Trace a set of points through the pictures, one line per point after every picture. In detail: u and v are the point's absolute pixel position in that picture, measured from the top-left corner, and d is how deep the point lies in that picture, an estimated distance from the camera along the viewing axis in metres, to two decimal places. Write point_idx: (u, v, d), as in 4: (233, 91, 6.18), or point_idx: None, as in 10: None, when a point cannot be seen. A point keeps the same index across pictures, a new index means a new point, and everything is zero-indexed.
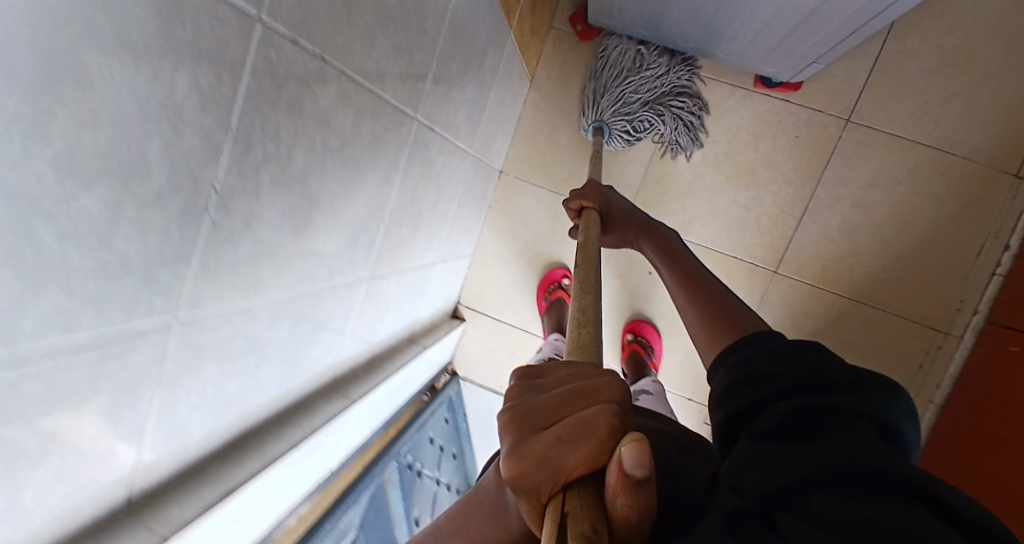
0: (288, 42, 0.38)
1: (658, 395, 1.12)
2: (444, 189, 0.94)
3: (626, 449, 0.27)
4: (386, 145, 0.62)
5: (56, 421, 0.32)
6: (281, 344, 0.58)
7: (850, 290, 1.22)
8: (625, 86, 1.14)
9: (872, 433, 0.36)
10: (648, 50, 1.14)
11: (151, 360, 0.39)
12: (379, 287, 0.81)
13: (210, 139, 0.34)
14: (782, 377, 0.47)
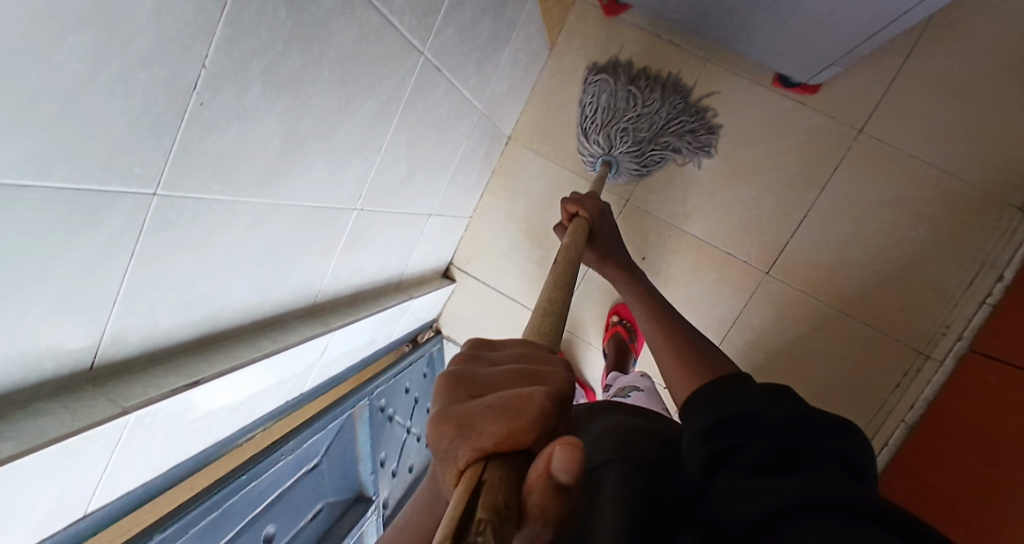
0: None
1: (649, 394, 1.03)
2: (448, 139, 0.95)
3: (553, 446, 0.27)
4: (387, 72, 0.62)
5: (20, 267, 0.32)
6: (262, 253, 0.58)
7: (838, 300, 1.21)
8: (621, 124, 1.13)
9: (843, 476, 0.37)
10: (639, 88, 1.12)
11: (127, 227, 0.39)
12: (370, 221, 0.82)
13: (204, 12, 0.34)
14: (756, 418, 0.47)
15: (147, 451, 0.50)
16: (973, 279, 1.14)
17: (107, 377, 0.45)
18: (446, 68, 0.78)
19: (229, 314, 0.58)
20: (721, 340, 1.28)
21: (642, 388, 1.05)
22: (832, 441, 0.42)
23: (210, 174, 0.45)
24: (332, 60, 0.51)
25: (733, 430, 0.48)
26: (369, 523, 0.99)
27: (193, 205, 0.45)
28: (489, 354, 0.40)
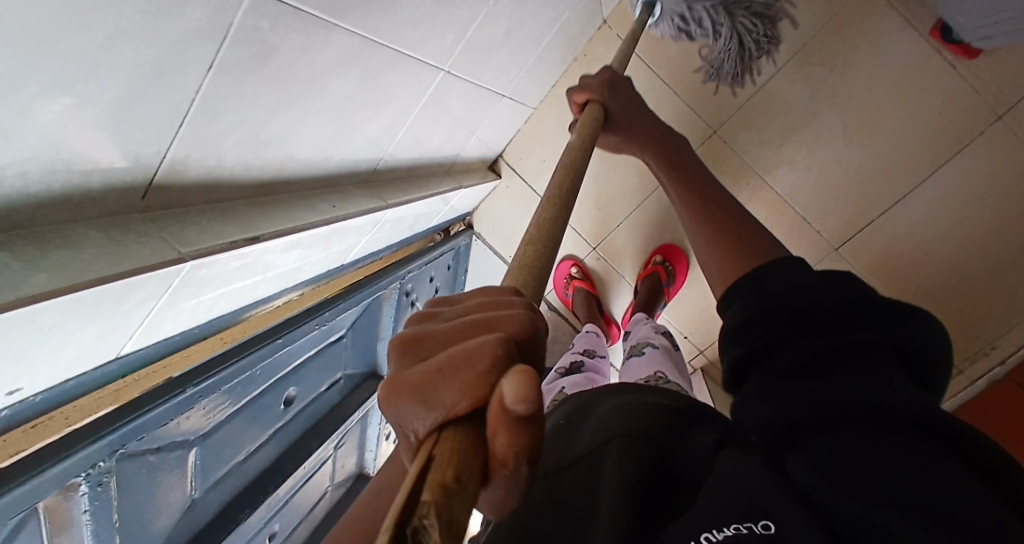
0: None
1: (664, 351, 0.97)
2: (552, 7, 0.78)
3: (511, 380, 0.17)
4: None
5: (75, 42, 0.22)
6: (345, 101, 0.48)
7: (899, 294, 1.14)
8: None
9: (894, 375, 0.33)
10: None
11: (209, 25, 0.29)
12: (450, 90, 0.69)
13: None
14: (803, 314, 0.41)
15: (190, 301, 0.44)
16: None
17: (159, 213, 0.37)
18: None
19: (295, 164, 0.49)
20: None
21: (658, 344, 1.00)
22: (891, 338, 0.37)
23: None
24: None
25: (769, 325, 0.43)
26: (376, 399, 0.99)
27: (290, 16, 0.34)
28: (444, 307, 0.25)
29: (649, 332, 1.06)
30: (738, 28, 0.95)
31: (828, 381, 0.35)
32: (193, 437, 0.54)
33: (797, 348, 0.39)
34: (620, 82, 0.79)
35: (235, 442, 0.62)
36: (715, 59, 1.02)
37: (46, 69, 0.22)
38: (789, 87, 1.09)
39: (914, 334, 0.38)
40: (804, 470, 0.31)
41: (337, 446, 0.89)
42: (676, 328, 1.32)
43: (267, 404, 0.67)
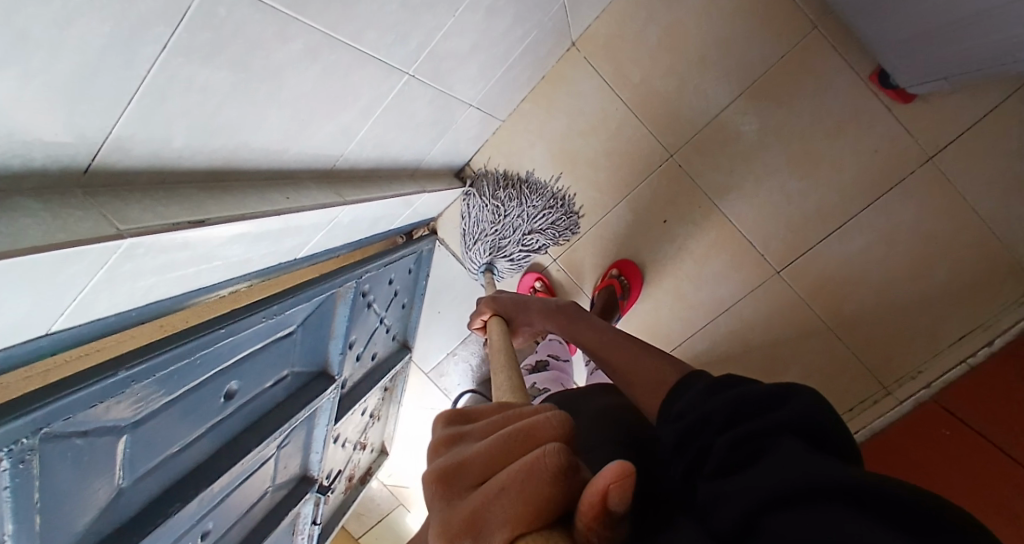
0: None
1: None
2: (520, 23, 0.82)
3: (606, 473, 0.20)
4: None
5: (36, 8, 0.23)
6: (307, 92, 0.49)
7: (832, 316, 1.22)
8: (489, 222, 1.26)
9: (803, 453, 0.28)
10: (500, 199, 1.25)
11: (167, 3, 0.30)
12: (415, 93, 0.71)
13: None
14: (706, 420, 0.37)
15: (126, 282, 0.44)
16: (963, 335, 1.14)
17: (103, 189, 0.38)
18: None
19: (249, 153, 0.50)
20: (709, 321, 1.28)
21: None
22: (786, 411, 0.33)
23: None
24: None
25: (686, 440, 0.38)
26: (324, 400, 0.97)
27: (250, 5, 0.35)
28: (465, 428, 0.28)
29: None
30: (544, 232, 1.27)
31: (738, 481, 0.30)
32: (124, 425, 0.53)
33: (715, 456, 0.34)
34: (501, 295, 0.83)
35: (167, 435, 0.60)
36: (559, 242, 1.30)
37: (5, 33, 0.23)
38: (741, 118, 1.16)
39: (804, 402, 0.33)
40: None
41: (280, 446, 0.87)
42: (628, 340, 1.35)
43: (203, 398, 0.65)
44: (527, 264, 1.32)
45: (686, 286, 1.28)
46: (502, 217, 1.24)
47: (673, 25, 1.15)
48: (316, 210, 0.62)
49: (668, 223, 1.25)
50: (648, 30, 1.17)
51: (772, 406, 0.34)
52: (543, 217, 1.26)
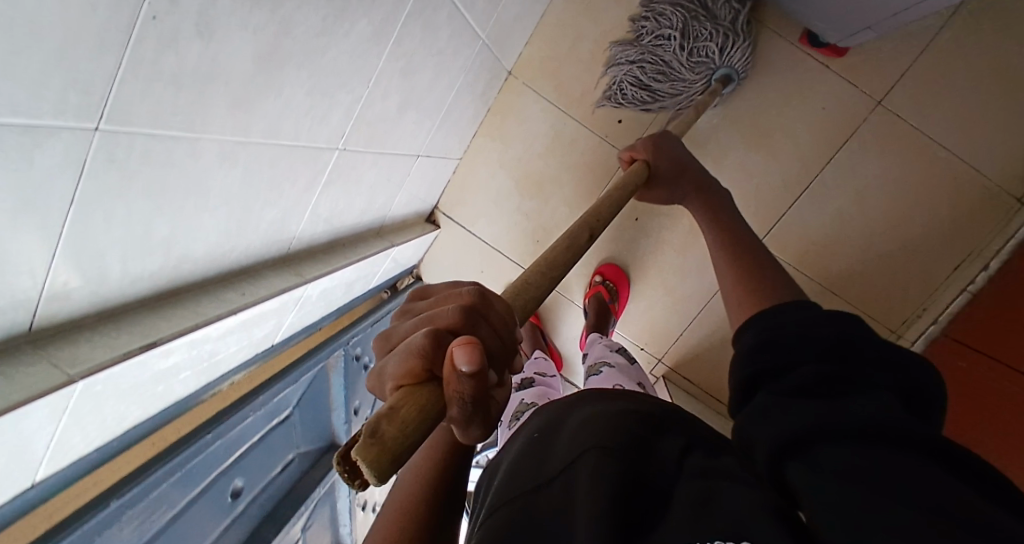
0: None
1: (619, 370, 0.96)
2: (445, 71, 0.85)
3: (459, 352, 0.25)
4: None
5: None
6: (232, 194, 0.50)
7: (823, 277, 1.21)
8: (685, 41, 1.04)
9: (889, 404, 0.35)
10: (653, 33, 1.06)
11: (63, 165, 0.31)
12: (354, 162, 0.73)
13: None
14: (806, 340, 0.44)
15: (96, 415, 0.45)
16: (957, 265, 1.14)
17: (50, 337, 0.39)
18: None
19: (190, 266, 0.51)
20: (705, 307, 1.28)
21: (613, 362, 0.99)
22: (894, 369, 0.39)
23: (174, 104, 0.37)
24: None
25: (782, 353, 0.45)
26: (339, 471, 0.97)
27: (146, 142, 0.37)
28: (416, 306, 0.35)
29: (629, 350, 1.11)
30: (716, 7, 1.02)
31: (818, 402, 0.38)
32: None
33: (799, 372, 0.41)
34: (664, 137, 0.82)
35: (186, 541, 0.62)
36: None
37: None
38: None
39: (914, 374, 0.40)
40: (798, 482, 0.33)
41: (304, 527, 0.87)
42: (630, 342, 1.35)
43: (206, 502, 0.65)
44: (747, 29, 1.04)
45: (673, 277, 1.28)
46: (675, 38, 1.04)
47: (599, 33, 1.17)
48: (279, 296, 0.64)
49: (641, 220, 1.26)
50: (576, 43, 1.19)
51: (880, 359, 0.40)
52: (702, 4, 1.03)
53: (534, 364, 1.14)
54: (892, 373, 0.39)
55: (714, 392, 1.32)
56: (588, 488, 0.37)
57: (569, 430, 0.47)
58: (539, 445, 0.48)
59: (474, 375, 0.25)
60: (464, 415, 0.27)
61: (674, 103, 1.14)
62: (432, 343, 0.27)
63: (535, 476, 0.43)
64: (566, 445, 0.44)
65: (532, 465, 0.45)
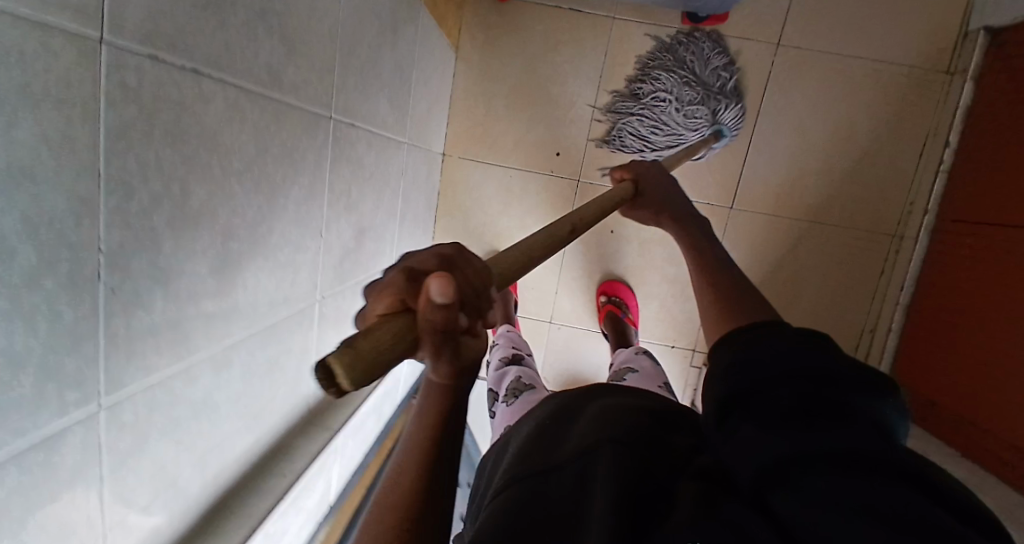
0: (146, 59, 0.32)
1: (645, 374, 0.95)
2: (383, 186, 0.90)
3: (431, 287, 0.21)
4: (303, 156, 0.59)
5: None
6: (236, 395, 0.52)
7: (805, 212, 1.23)
8: (680, 100, 1.14)
9: (868, 429, 0.29)
10: (647, 93, 1.17)
11: (82, 454, 0.33)
12: (336, 304, 0.76)
13: (83, 199, 0.29)
14: (782, 356, 0.37)
15: None
16: (921, 150, 1.17)
17: None
18: (353, 119, 0.72)
19: (224, 475, 0.53)
20: None
21: (637, 368, 0.98)
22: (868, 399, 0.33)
23: (160, 350, 0.40)
24: (229, 177, 0.45)
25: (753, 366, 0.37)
26: None
27: (146, 396, 0.39)
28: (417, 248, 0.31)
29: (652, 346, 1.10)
30: (706, 69, 1.14)
31: (796, 419, 0.31)
32: None
33: (778, 385, 0.34)
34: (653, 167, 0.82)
35: None
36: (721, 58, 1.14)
37: None
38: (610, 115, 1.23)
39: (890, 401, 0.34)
40: (779, 513, 0.27)
41: None
42: (659, 344, 1.35)
43: None
44: (733, 84, 1.15)
45: (669, 269, 1.30)
46: (670, 98, 1.15)
47: (505, 88, 1.24)
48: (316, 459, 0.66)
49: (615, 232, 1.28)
50: (490, 105, 1.26)
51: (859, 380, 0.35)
52: (691, 65, 1.14)
53: (507, 338, 1.08)
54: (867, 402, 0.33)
55: None
56: (603, 483, 0.36)
57: (579, 427, 0.45)
58: (545, 439, 0.46)
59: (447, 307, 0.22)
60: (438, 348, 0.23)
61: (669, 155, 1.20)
62: (406, 276, 0.23)
63: (544, 460, 0.42)
64: (578, 436, 0.43)
65: (541, 454, 0.43)
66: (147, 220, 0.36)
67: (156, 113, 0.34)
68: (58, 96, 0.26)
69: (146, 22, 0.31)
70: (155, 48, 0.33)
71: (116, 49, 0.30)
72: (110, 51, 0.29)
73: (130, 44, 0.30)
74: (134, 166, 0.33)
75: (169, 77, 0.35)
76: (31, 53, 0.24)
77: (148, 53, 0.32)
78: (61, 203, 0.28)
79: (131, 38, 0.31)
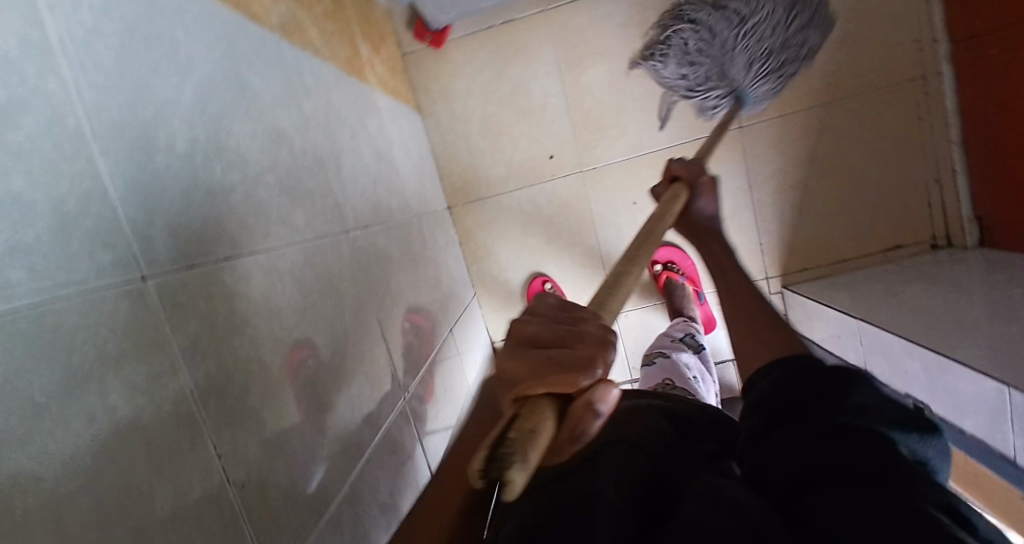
0: (184, 272, 0.31)
1: (671, 365, 0.90)
2: (420, 261, 0.91)
3: (602, 391, 0.25)
4: (360, 272, 0.59)
5: None
6: (376, 521, 0.52)
7: (814, 98, 1.18)
8: (768, 33, 0.97)
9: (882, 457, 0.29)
10: (722, 11, 1.00)
11: None
12: (422, 390, 0.76)
13: (192, 417, 0.29)
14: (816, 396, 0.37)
15: None
16: None
17: None
18: (385, 217, 0.74)
19: None
20: (753, 205, 1.24)
21: (665, 353, 0.94)
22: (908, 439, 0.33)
23: (301, 515, 0.40)
24: (294, 329, 0.42)
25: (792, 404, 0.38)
26: None
27: None
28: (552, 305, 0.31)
29: (685, 325, 1.04)
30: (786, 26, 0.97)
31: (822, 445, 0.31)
32: None
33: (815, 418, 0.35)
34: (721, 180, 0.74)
35: None
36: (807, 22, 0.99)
37: None
38: (587, 96, 1.20)
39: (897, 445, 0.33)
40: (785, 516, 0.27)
41: None
42: None
43: None
44: (799, 58, 1.03)
45: None
46: (731, 33, 0.99)
47: (478, 119, 1.25)
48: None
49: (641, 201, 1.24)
50: (472, 141, 1.26)
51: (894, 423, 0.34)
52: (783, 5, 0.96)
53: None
54: (907, 440, 0.32)
55: (835, 255, 1.26)
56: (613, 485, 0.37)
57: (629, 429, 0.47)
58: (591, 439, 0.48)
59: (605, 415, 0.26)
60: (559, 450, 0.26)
61: (722, 94, 1.08)
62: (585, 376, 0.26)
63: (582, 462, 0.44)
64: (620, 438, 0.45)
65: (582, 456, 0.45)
66: (246, 411, 0.35)
67: (212, 314, 0.33)
68: (131, 338, 0.26)
69: (168, 240, 0.30)
70: (189, 260, 0.31)
71: (160, 279, 0.29)
72: (156, 282, 0.28)
73: (167, 269, 0.30)
74: (216, 368, 0.32)
75: (213, 275, 0.34)
76: (92, 314, 0.24)
77: (184, 267, 0.31)
78: (172, 432, 0.27)
79: (165, 262, 0.30)
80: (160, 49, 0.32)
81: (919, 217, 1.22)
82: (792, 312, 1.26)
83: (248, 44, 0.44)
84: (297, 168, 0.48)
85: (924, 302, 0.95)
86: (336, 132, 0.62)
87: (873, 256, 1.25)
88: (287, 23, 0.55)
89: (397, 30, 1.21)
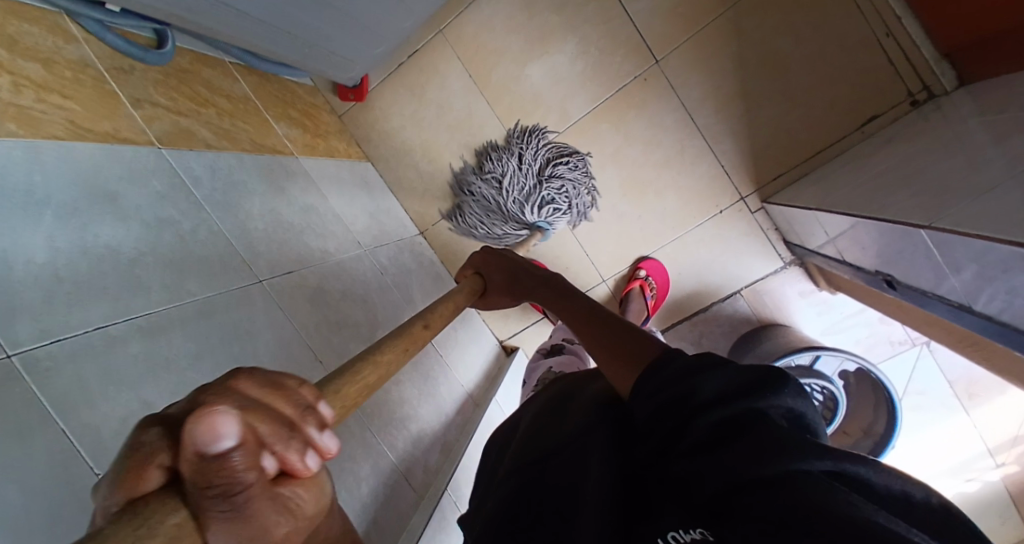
0: (52, 344, 0.40)
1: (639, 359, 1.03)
2: (380, 290, 0.99)
3: (199, 425, 0.16)
4: (280, 309, 0.69)
5: None
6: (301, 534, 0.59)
7: (717, 6, 1.16)
8: (534, 182, 1.24)
9: (778, 440, 0.29)
10: (493, 168, 1.26)
11: None
12: (387, 401, 0.83)
13: (66, 449, 0.38)
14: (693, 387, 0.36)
15: None
16: None
17: None
18: (316, 260, 0.84)
19: None
20: (698, 130, 1.22)
21: None
22: (783, 403, 0.33)
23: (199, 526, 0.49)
24: (187, 372, 0.51)
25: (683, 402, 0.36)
26: None
27: None
28: None
29: None
30: (558, 176, 1.23)
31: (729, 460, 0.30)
32: None
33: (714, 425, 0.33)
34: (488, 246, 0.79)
35: None
36: (576, 197, 1.25)
37: None
38: (504, 90, 1.26)
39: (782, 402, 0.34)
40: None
41: None
42: (709, 220, 1.27)
43: None
44: (569, 205, 1.25)
45: (655, 155, 1.25)
46: (504, 189, 1.25)
47: (417, 149, 1.34)
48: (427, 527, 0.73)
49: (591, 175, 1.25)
50: (421, 169, 1.35)
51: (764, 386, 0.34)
52: (543, 165, 1.25)
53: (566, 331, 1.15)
54: (785, 403, 0.33)
55: (805, 149, 1.18)
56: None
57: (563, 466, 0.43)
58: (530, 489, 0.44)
59: (241, 449, 0.17)
60: (245, 529, 0.18)
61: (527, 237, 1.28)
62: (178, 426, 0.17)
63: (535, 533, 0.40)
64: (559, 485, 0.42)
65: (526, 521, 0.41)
66: None
67: (81, 372, 0.41)
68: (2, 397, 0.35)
69: (33, 323, 0.39)
70: (56, 335, 0.41)
71: (28, 352, 0.38)
72: (24, 356, 0.38)
73: (33, 343, 0.39)
74: (87, 412, 0.41)
75: (77, 343, 0.42)
76: None
77: (52, 340, 0.40)
78: (43, 464, 0.36)
79: (31, 338, 0.39)
80: (16, 190, 0.43)
81: (882, 78, 1.12)
82: (780, 223, 1.20)
83: (116, 162, 0.56)
84: (184, 243, 0.58)
85: (882, 170, 0.89)
86: (242, 204, 0.73)
87: (849, 135, 1.16)
88: (168, 134, 0.67)
89: (327, 97, 1.34)
